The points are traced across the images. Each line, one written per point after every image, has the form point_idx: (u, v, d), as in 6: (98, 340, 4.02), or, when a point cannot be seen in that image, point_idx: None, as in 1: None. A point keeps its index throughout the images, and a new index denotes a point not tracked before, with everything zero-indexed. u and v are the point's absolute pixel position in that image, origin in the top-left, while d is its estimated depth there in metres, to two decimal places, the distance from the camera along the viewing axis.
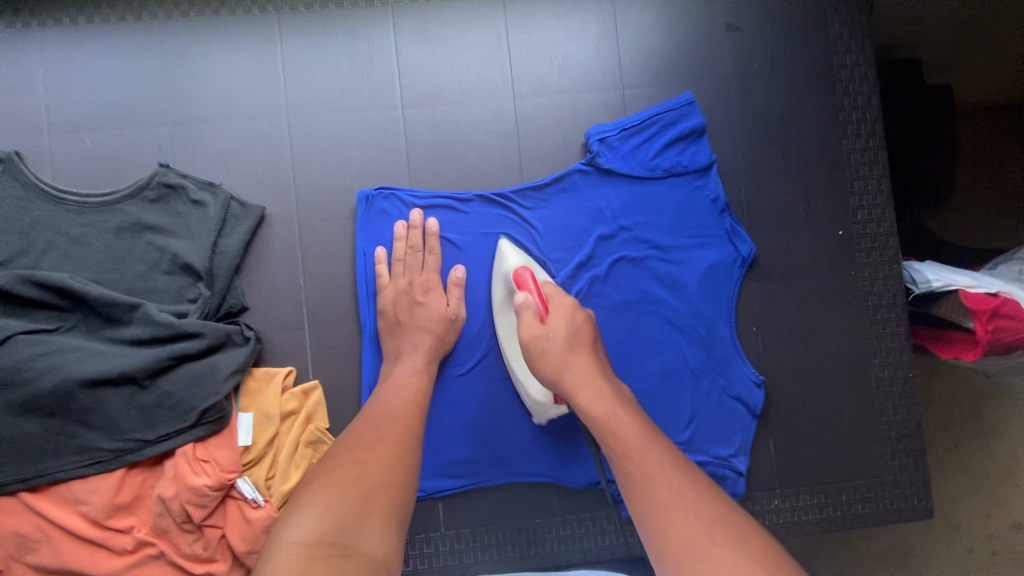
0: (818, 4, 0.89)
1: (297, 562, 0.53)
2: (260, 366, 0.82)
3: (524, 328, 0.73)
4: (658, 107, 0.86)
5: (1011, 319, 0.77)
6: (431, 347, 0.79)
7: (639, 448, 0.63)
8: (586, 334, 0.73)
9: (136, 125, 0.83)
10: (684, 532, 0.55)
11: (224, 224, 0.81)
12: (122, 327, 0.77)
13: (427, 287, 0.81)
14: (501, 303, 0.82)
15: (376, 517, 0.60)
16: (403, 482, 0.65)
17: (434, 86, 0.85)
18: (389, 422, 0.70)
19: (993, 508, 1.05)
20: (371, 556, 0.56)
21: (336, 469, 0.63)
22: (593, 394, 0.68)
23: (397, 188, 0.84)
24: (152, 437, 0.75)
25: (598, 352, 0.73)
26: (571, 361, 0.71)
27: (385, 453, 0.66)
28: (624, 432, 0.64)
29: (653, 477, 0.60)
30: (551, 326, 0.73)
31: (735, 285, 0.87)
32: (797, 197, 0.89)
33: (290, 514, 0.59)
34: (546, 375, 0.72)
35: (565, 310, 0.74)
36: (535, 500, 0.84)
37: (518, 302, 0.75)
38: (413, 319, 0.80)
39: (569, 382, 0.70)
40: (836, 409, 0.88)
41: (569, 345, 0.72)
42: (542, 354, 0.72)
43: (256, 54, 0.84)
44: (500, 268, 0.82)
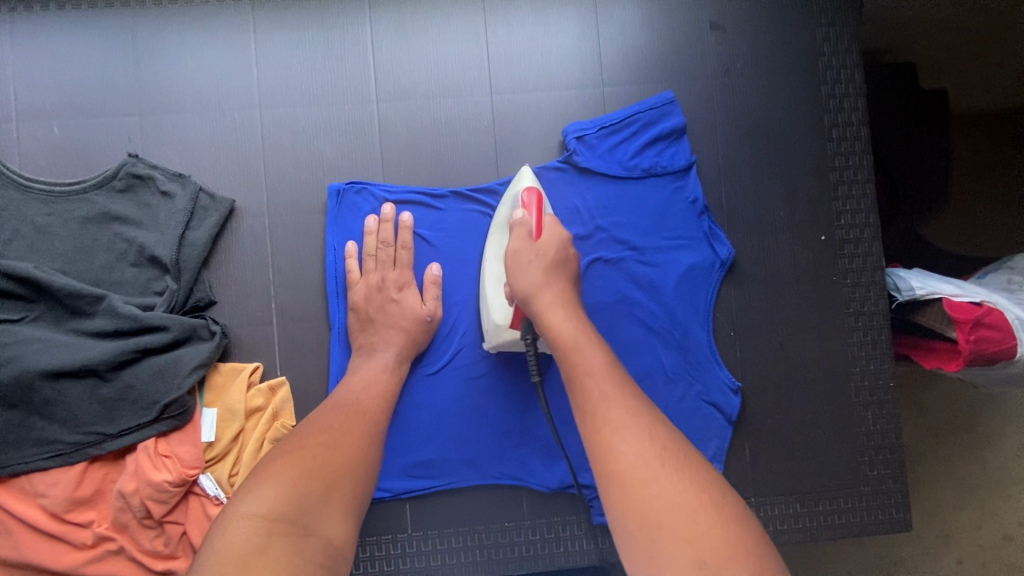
0: (804, 5, 0.88)
1: (254, 538, 0.54)
2: (226, 361, 0.81)
3: (514, 239, 0.72)
4: (637, 106, 0.85)
5: (993, 329, 0.76)
6: (404, 346, 0.77)
7: (602, 372, 0.64)
8: (570, 268, 0.73)
9: (107, 113, 0.81)
10: (637, 456, 0.57)
11: (192, 216, 0.79)
12: (86, 318, 0.76)
13: (400, 284, 0.80)
14: (498, 223, 0.78)
15: (338, 502, 0.60)
16: (368, 471, 0.65)
17: (410, 80, 0.84)
18: (359, 412, 0.69)
19: (983, 520, 1.03)
20: (329, 540, 0.57)
21: (302, 447, 0.63)
22: (565, 315, 0.68)
23: (369, 182, 0.83)
24: (113, 431, 0.74)
25: (575, 285, 0.73)
26: (549, 282, 0.70)
27: (353, 441, 0.66)
28: (589, 356, 0.65)
29: (612, 398, 0.62)
30: (540, 246, 0.72)
31: (712, 290, 0.85)
32: (779, 200, 0.87)
33: (252, 486, 0.59)
34: (522, 291, 0.70)
35: (558, 238, 0.73)
36: (505, 503, 0.83)
37: (513, 220, 0.74)
38: (385, 316, 0.78)
39: (544, 301, 0.69)
40: (815, 416, 0.86)
41: (552, 267, 0.71)
42: (524, 266, 0.70)
43: (229, 44, 0.83)
44: (513, 188, 0.78)
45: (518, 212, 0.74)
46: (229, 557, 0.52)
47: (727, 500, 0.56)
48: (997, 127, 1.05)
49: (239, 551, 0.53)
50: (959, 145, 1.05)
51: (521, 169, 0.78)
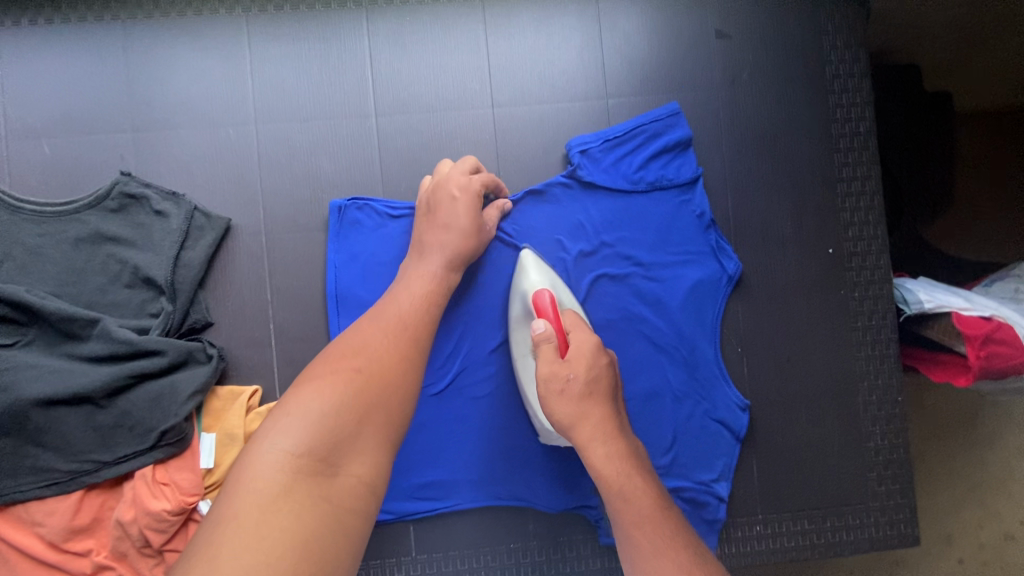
0: (811, 13, 0.86)
1: (281, 476, 0.53)
2: (224, 385, 0.79)
3: (540, 358, 0.69)
4: (642, 117, 0.83)
5: (1004, 344, 0.74)
6: (457, 251, 0.74)
7: (650, 520, 0.64)
8: (606, 382, 0.69)
9: (99, 130, 0.79)
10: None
11: (187, 236, 0.78)
12: (80, 343, 0.74)
13: (464, 185, 0.75)
14: (518, 321, 0.77)
15: (371, 436, 0.58)
16: (405, 401, 0.62)
17: (410, 92, 0.82)
18: (399, 330, 0.66)
19: (985, 518, 1.03)
20: (357, 480, 0.56)
21: (335, 375, 0.60)
22: (608, 450, 0.66)
23: (370, 199, 0.81)
24: (110, 458, 0.72)
25: (614, 399, 0.69)
26: (588, 410, 0.67)
27: (389, 365, 0.63)
28: (637, 501, 0.64)
29: (662, 554, 0.61)
30: (571, 366, 0.68)
31: (719, 304, 0.84)
32: (786, 213, 0.86)
33: (281, 416, 0.57)
34: (559, 420, 0.68)
35: (587, 348, 0.69)
36: (511, 524, 0.81)
37: (535, 332, 0.69)
38: (442, 216, 0.74)
39: (583, 433, 0.67)
40: (824, 432, 0.85)
41: (587, 390, 0.67)
42: (555, 396, 0.67)
43: (223, 57, 0.80)
44: (518, 282, 0.77)
45: (540, 323, 0.69)
46: (255, 496, 0.51)
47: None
48: (1004, 127, 1.04)
49: (263, 491, 0.51)
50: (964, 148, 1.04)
51: (525, 262, 0.77)
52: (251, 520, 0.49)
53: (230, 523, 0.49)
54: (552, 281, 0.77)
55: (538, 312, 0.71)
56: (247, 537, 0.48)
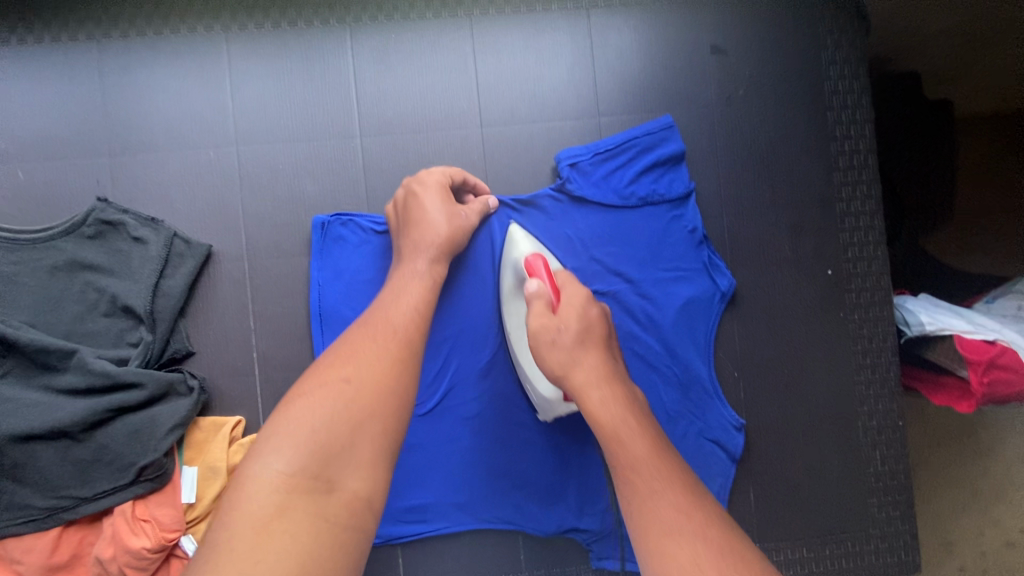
0: (810, 27, 0.83)
1: (274, 496, 0.49)
2: (206, 416, 0.77)
3: (532, 315, 0.65)
4: (634, 131, 0.81)
5: (1007, 370, 0.72)
6: (437, 242, 0.70)
7: (648, 462, 0.56)
8: (598, 332, 0.65)
9: (76, 153, 0.77)
10: (693, 562, 0.48)
11: (167, 263, 0.75)
12: (57, 374, 0.71)
13: (424, 180, 0.74)
14: (511, 292, 0.75)
15: (367, 448, 0.54)
16: (401, 406, 0.57)
17: (396, 112, 0.79)
18: (390, 334, 0.61)
19: (987, 527, 1.01)
20: (355, 495, 0.52)
21: (322, 387, 0.55)
22: (603, 395, 0.61)
23: (355, 214, 0.78)
24: (88, 494, 0.70)
25: (609, 350, 0.65)
26: (580, 359, 0.63)
27: (381, 371, 0.58)
28: (632, 444, 0.57)
29: (662, 496, 0.53)
30: (562, 317, 0.64)
31: (712, 323, 0.81)
32: (784, 232, 0.83)
33: (272, 432, 0.53)
34: (551, 372, 0.64)
35: (580, 299, 0.66)
36: (502, 554, 0.79)
37: (529, 291, 0.67)
38: (412, 215, 0.72)
39: (578, 381, 0.62)
40: (821, 456, 0.83)
41: (580, 339, 0.63)
42: (548, 348, 0.63)
43: (203, 77, 0.78)
44: (509, 254, 0.76)
45: (534, 281, 0.67)
46: (248, 518, 0.48)
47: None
48: (1009, 138, 1.01)
49: (256, 513, 0.48)
50: (967, 160, 1.01)
51: (513, 234, 0.76)
52: (244, 545, 0.47)
53: (222, 550, 0.47)
54: (541, 248, 0.75)
55: (531, 274, 0.69)
56: (240, 563, 0.45)
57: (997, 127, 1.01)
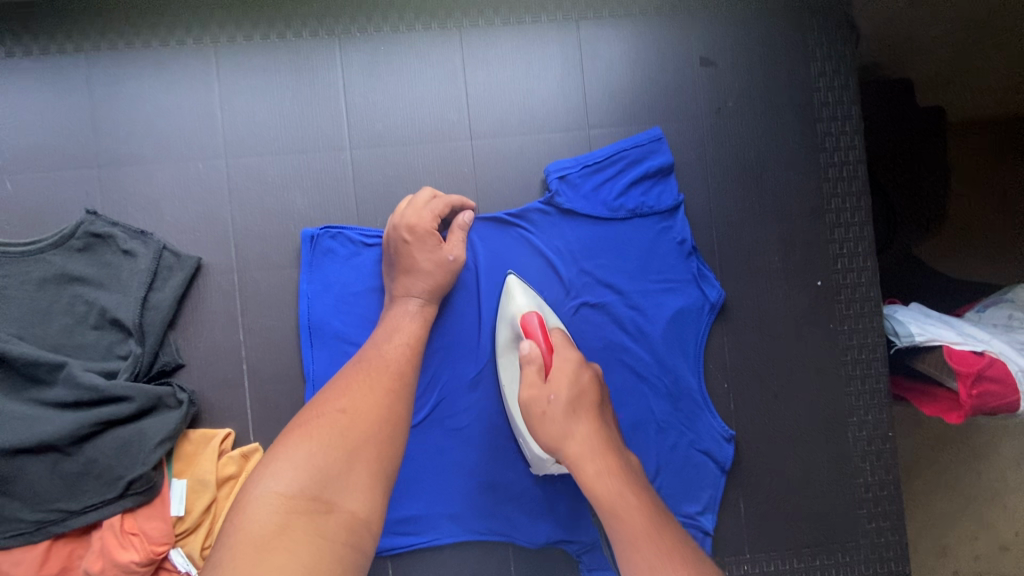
0: (799, 39, 0.83)
1: (275, 516, 0.51)
2: (195, 428, 0.77)
3: (525, 382, 0.67)
4: (623, 143, 0.81)
5: (995, 382, 0.73)
6: (428, 287, 0.72)
7: (646, 537, 0.60)
8: (591, 398, 0.67)
9: (65, 165, 0.77)
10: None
11: (156, 276, 0.75)
12: (46, 387, 0.71)
13: (413, 225, 0.73)
14: (506, 346, 0.76)
15: (363, 471, 0.56)
16: (396, 434, 0.60)
17: (384, 124, 0.79)
18: (382, 367, 0.64)
19: (980, 534, 1.01)
20: (354, 515, 0.54)
21: (320, 417, 0.59)
22: (598, 468, 0.63)
23: (344, 226, 0.78)
24: (76, 508, 0.69)
25: (603, 416, 0.67)
26: (574, 429, 0.65)
27: (374, 400, 0.61)
28: (628, 519, 0.61)
29: (660, 570, 0.57)
30: (553, 385, 0.66)
31: (702, 333, 0.82)
32: (773, 243, 0.84)
33: (272, 458, 0.56)
34: (546, 444, 0.66)
35: (571, 366, 0.68)
36: (492, 565, 0.79)
37: (523, 354, 0.69)
38: (402, 261, 0.73)
39: (574, 453, 0.65)
40: (811, 468, 0.83)
41: (572, 408, 0.66)
42: (541, 419, 0.66)
43: (192, 89, 0.78)
44: (506, 307, 0.76)
45: (526, 344, 0.69)
46: (249, 537, 0.50)
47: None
48: (1000, 146, 1.01)
49: (257, 531, 0.50)
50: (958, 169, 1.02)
51: (510, 286, 0.76)
52: (246, 561, 0.48)
53: (225, 567, 0.48)
54: (538, 301, 0.76)
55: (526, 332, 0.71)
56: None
57: (988, 136, 1.01)
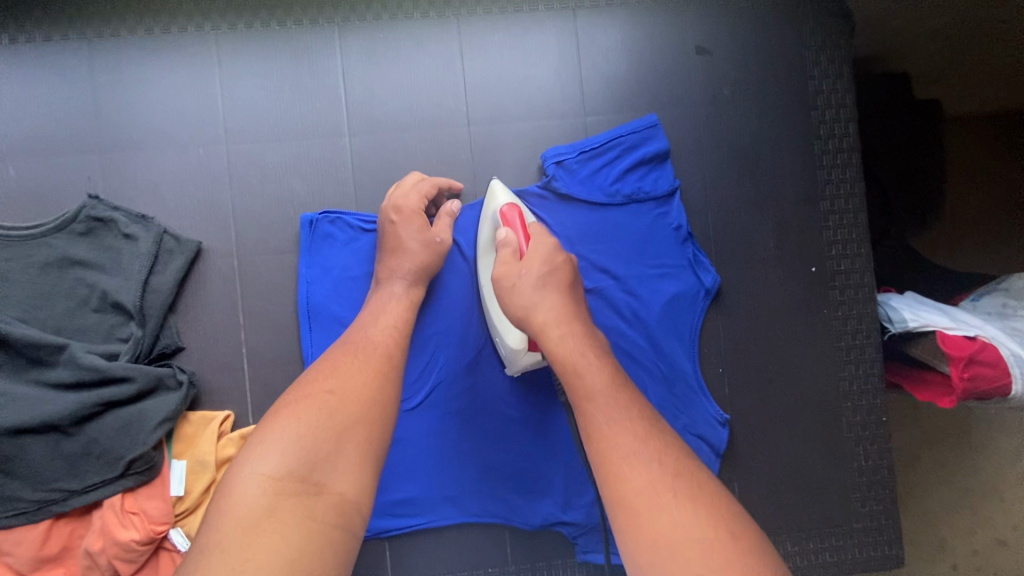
0: (794, 29, 0.84)
1: (263, 498, 0.52)
2: (195, 410, 0.78)
3: (500, 261, 0.66)
4: (619, 130, 0.82)
5: (986, 366, 0.73)
6: (412, 268, 0.72)
7: (606, 393, 0.57)
8: (565, 275, 0.64)
9: (68, 151, 0.78)
10: (647, 485, 0.52)
11: (156, 260, 0.76)
12: (47, 369, 0.72)
13: (400, 205, 0.74)
14: (484, 248, 0.75)
15: (351, 454, 0.56)
16: (385, 416, 0.60)
17: (383, 111, 0.80)
18: (370, 349, 0.64)
19: (977, 523, 1.02)
20: (342, 496, 0.54)
21: (308, 398, 0.58)
22: (566, 333, 0.60)
23: (342, 212, 0.79)
24: (77, 487, 0.70)
25: (575, 292, 0.64)
26: (542, 300, 0.62)
27: (363, 381, 0.61)
28: (590, 376, 0.58)
29: (618, 423, 0.55)
30: (526, 262, 0.64)
31: (697, 318, 0.82)
32: (768, 229, 0.84)
33: (261, 439, 0.56)
34: (513, 314, 0.63)
35: (546, 245, 0.65)
36: (488, 548, 0.79)
37: (499, 240, 0.68)
38: (390, 242, 0.74)
39: (539, 322, 0.61)
40: (804, 452, 0.84)
41: (542, 282, 0.63)
42: (510, 292, 0.63)
43: (192, 76, 0.79)
44: (489, 206, 0.75)
45: (503, 231, 0.68)
46: (239, 518, 0.51)
47: (742, 530, 0.50)
48: (1001, 139, 1.02)
49: (246, 512, 0.51)
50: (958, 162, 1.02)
51: (492, 188, 0.75)
52: (235, 545, 0.49)
53: (216, 551, 0.49)
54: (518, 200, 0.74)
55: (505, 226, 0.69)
56: (234, 562, 0.48)
57: (988, 129, 1.02)
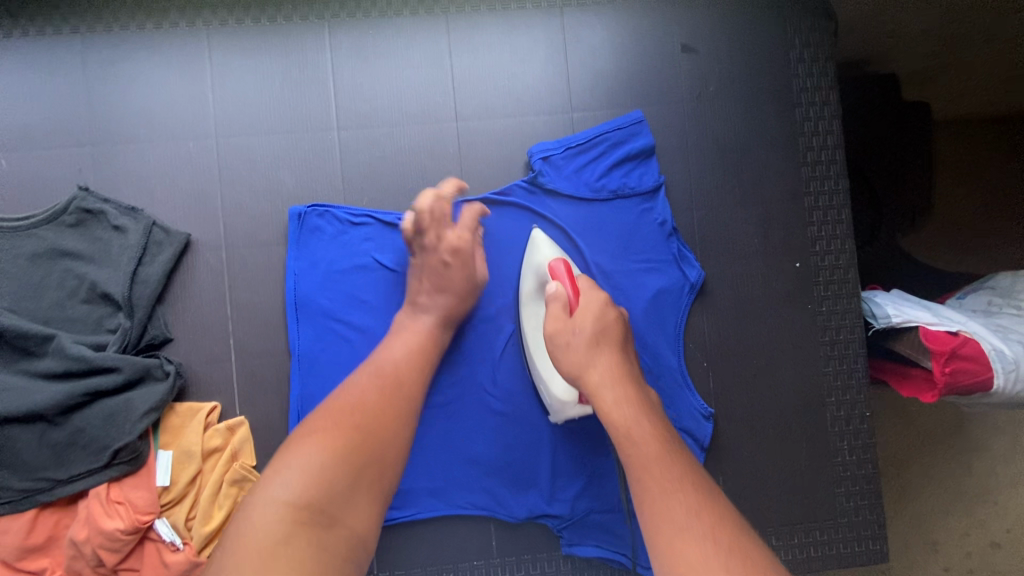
0: (778, 28, 0.85)
1: (280, 526, 0.52)
2: (182, 401, 0.78)
3: (550, 317, 0.69)
4: (606, 125, 0.83)
5: (968, 361, 0.73)
6: (450, 313, 0.73)
7: (657, 461, 0.59)
8: (615, 333, 0.69)
9: (59, 145, 0.79)
10: (699, 559, 0.50)
11: (145, 252, 0.77)
12: (35, 359, 0.73)
13: (456, 248, 0.74)
14: (529, 295, 0.77)
15: (366, 491, 0.57)
16: (400, 458, 0.62)
17: (371, 106, 0.81)
18: (398, 387, 0.65)
19: (968, 520, 1.02)
20: (352, 532, 0.55)
21: (335, 428, 0.59)
22: (615, 396, 0.64)
23: (331, 205, 0.80)
24: (63, 477, 0.71)
25: (625, 352, 0.69)
26: (595, 360, 0.66)
27: (388, 418, 0.62)
28: (642, 444, 0.60)
29: (669, 495, 0.55)
30: (577, 319, 0.68)
31: (682, 313, 0.83)
32: (752, 226, 0.85)
33: (280, 464, 0.56)
34: (567, 371, 0.68)
35: (597, 302, 0.69)
36: (473, 540, 0.80)
37: (548, 293, 0.71)
38: (438, 281, 0.73)
39: (592, 381, 0.66)
40: (790, 447, 0.84)
41: (594, 340, 0.67)
42: (564, 348, 0.67)
43: (184, 72, 0.80)
44: (530, 257, 0.77)
45: (552, 284, 0.71)
46: (253, 545, 0.50)
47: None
48: (991, 143, 1.04)
49: (262, 540, 0.50)
50: (948, 163, 1.04)
51: (535, 238, 0.77)
52: (253, 570, 0.48)
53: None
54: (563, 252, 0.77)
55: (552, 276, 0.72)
56: None
57: (979, 133, 1.04)
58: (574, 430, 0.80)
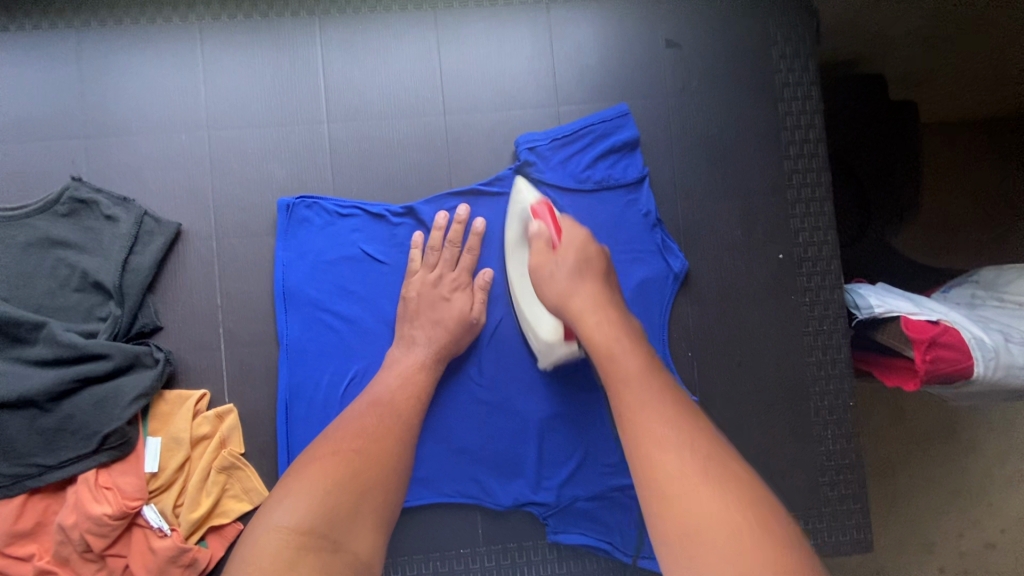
0: (761, 24, 0.87)
1: (285, 551, 0.55)
2: (171, 389, 0.79)
3: (535, 253, 0.74)
4: (591, 118, 0.84)
5: (949, 349, 0.73)
6: (442, 347, 0.75)
7: (639, 377, 0.63)
8: (597, 264, 0.72)
9: (53, 136, 0.80)
10: (677, 466, 0.56)
11: (136, 241, 0.78)
12: (26, 346, 0.73)
13: (455, 284, 0.79)
14: (516, 242, 0.79)
15: (367, 515, 0.60)
16: (398, 483, 0.64)
17: (362, 100, 0.83)
18: (393, 414, 0.68)
19: (959, 515, 1.03)
20: (356, 556, 0.57)
21: (334, 455, 0.63)
22: (598, 319, 0.68)
23: (320, 197, 0.81)
24: (52, 462, 0.71)
25: (606, 282, 0.72)
26: (577, 288, 0.70)
27: (386, 444, 0.65)
28: (624, 362, 0.64)
29: (650, 408, 0.61)
30: (560, 254, 0.73)
31: (666, 303, 0.84)
32: (735, 218, 0.86)
33: (285, 494, 0.60)
34: (551, 300, 0.71)
35: (577, 240, 0.73)
36: (460, 528, 0.80)
37: (531, 233, 0.75)
38: (430, 314, 0.76)
39: (577, 307, 0.69)
40: (774, 436, 0.85)
41: (577, 272, 0.71)
42: (547, 279, 0.72)
43: (177, 65, 0.81)
44: (514, 203, 0.79)
45: (535, 224, 0.75)
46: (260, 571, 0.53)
47: (770, 541, 0.52)
48: (979, 142, 1.04)
49: (269, 565, 0.53)
50: (939, 159, 1.04)
51: (517, 184, 0.79)
52: None
53: None
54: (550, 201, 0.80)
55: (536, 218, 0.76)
56: None
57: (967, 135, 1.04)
58: (559, 418, 0.81)
